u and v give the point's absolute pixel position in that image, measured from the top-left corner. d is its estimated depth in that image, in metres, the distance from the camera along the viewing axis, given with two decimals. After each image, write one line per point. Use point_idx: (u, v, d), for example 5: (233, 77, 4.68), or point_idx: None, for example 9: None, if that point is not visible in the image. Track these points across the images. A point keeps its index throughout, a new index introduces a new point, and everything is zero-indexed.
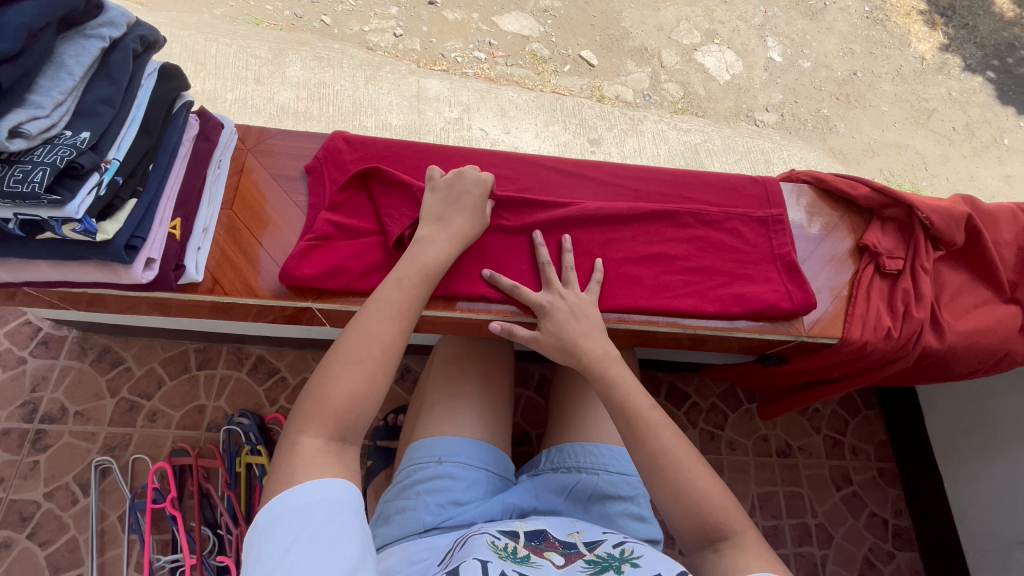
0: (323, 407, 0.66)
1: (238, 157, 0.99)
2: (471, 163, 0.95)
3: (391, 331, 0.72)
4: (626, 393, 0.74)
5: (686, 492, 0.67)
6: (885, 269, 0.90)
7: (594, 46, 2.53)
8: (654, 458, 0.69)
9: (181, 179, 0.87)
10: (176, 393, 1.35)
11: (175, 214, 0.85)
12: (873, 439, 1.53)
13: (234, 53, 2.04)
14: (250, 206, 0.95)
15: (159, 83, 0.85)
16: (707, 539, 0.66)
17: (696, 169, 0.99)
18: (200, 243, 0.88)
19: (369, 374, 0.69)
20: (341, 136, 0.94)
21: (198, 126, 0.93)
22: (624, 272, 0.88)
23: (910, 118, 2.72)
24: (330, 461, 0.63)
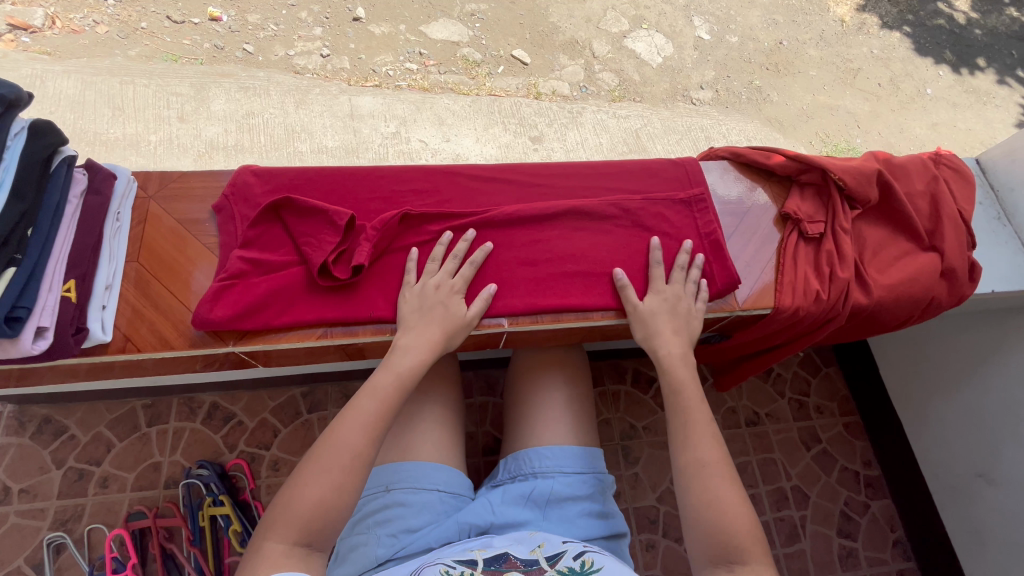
0: (289, 514, 0.64)
1: (140, 206, 0.95)
2: (388, 180, 0.93)
3: (363, 440, 0.70)
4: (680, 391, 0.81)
5: (714, 505, 0.70)
6: (807, 234, 0.93)
7: (525, 45, 2.54)
8: (694, 466, 0.74)
9: (72, 238, 0.83)
10: (128, 454, 1.29)
11: (69, 276, 0.80)
12: (836, 395, 1.57)
13: (153, 93, 1.97)
14: (160, 254, 0.91)
15: (30, 142, 0.81)
16: (724, 560, 0.68)
17: (615, 159, 0.99)
18: (104, 301, 0.84)
19: (338, 483, 0.67)
20: (250, 170, 0.92)
21: (86, 179, 0.88)
22: (553, 271, 0.88)
23: (838, 80, 2.81)
24: (291, 569, 0.61)
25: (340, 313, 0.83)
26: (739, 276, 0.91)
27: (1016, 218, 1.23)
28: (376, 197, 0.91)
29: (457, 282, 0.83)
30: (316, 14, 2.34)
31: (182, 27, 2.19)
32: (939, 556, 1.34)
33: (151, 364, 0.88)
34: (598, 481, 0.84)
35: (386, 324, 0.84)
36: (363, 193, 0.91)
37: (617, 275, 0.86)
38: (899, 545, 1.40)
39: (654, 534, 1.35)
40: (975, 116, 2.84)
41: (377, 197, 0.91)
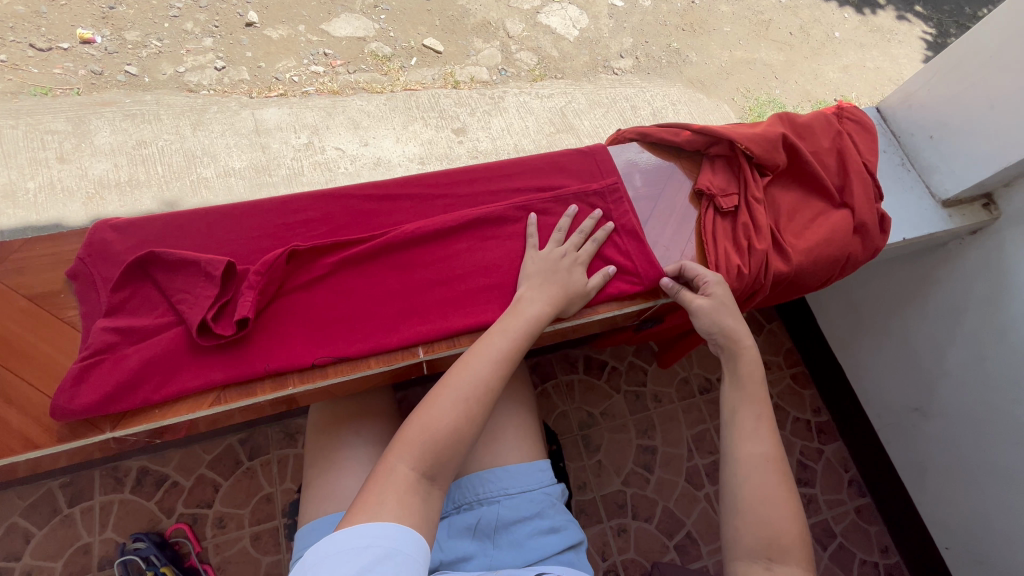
0: (422, 439, 0.64)
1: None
2: (273, 213, 0.85)
3: (494, 374, 0.70)
4: (751, 368, 0.82)
5: (768, 505, 0.70)
6: (723, 209, 0.91)
7: (436, 32, 2.43)
8: (757, 458, 0.74)
9: None
10: (51, 541, 1.18)
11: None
12: (781, 349, 1.61)
13: (24, 134, 1.77)
14: (12, 339, 0.81)
15: None
16: (765, 556, 0.68)
17: (518, 156, 0.94)
18: None
19: (470, 413, 0.67)
20: (109, 224, 0.82)
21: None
22: (466, 288, 0.83)
23: (751, 33, 2.85)
24: (411, 498, 0.61)
25: (230, 372, 0.75)
26: (660, 267, 0.89)
27: (918, 161, 1.27)
28: (261, 234, 0.83)
29: (582, 254, 0.84)
30: (202, 24, 2.15)
31: (50, 54, 1.97)
32: (890, 489, 1.40)
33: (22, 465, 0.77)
34: (547, 495, 0.82)
35: (286, 378, 0.76)
36: (247, 233, 0.83)
37: (667, 285, 0.85)
38: (854, 484, 1.45)
39: (623, 518, 1.35)
40: (881, 53, 2.93)
41: (263, 235, 0.83)
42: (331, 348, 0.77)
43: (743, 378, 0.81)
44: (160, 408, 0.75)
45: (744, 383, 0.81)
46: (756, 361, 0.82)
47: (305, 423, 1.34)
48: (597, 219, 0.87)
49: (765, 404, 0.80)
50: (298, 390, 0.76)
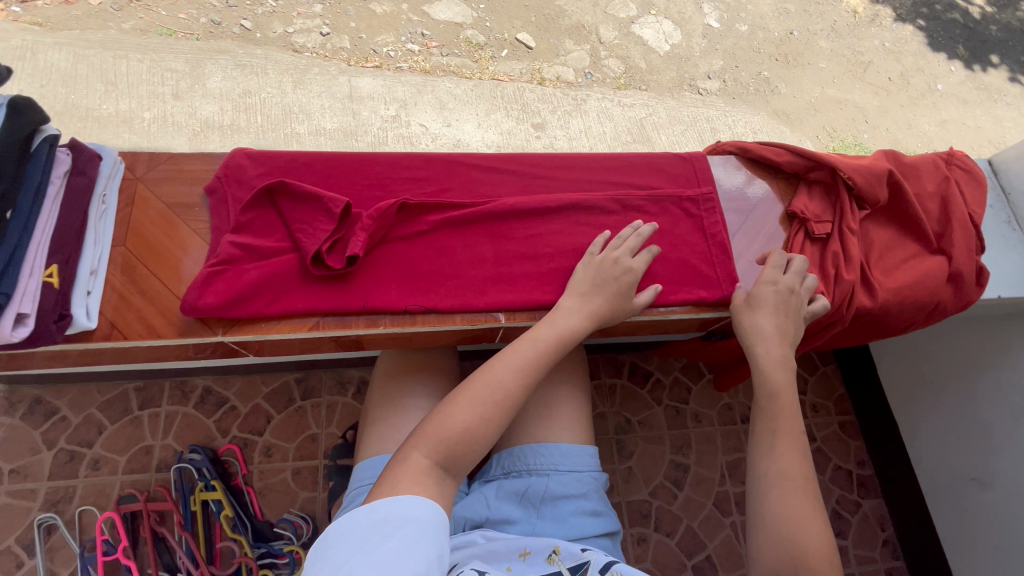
0: (481, 393, 0.72)
1: (128, 188, 0.93)
2: (385, 167, 0.91)
3: (512, 379, 0.73)
4: (774, 392, 0.80)
5: (792, 520, 0.68)
6: (814, 235, 0.91)
7: (530, 28, 2.48)
8: (779, 473, 0.73)
9: (55, 221, 0.80)
10: (119, 437, 1.28)
11: (52, 260, 0.78)
12: (832, 394, 1.56)
13: (147, 69, 1.92)
14: (148, 239, 0.89)
15: (11, 118, 0.78)
16: (791, 574, 0.65)
17: (619, 151, 0.97)
18: (89, 287, 0.82)
19: (485, 415, 0.70)
20: (242, 152, 0.90)
21: (69, 160, 0.85)
22: (553, 266, 0.86)
23: (847, 73, 2.76)
24: (461, 442, 0.68)
25: (332, 303, 0.81)
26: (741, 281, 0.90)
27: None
28: (375, 185, 0.90)
29: (633, 260, 0.83)
30: None
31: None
32: (928, 557, 1.34)
33: (140, 351, 0.85)
34: (593, 479, 0.83)
35: (379, 317, 0.82)
36: (362, 181, 0.90)
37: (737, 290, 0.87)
38: (888, 544, 1.40)
39: (645, 528, 1.35)
40: (984, 113, 2.79)
41: (377, 185, 0.90)
42: (424, 298, 0.82)
43: (767, 405, 0.80)
44: (264, 323, 0.81)
45: (769, 403, 0.80)
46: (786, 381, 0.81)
47: (357, 375, 1.41)
48: (639, 226, 0.86)
49: (792, 423, 0.78)
50: (388, 331, 0.81)
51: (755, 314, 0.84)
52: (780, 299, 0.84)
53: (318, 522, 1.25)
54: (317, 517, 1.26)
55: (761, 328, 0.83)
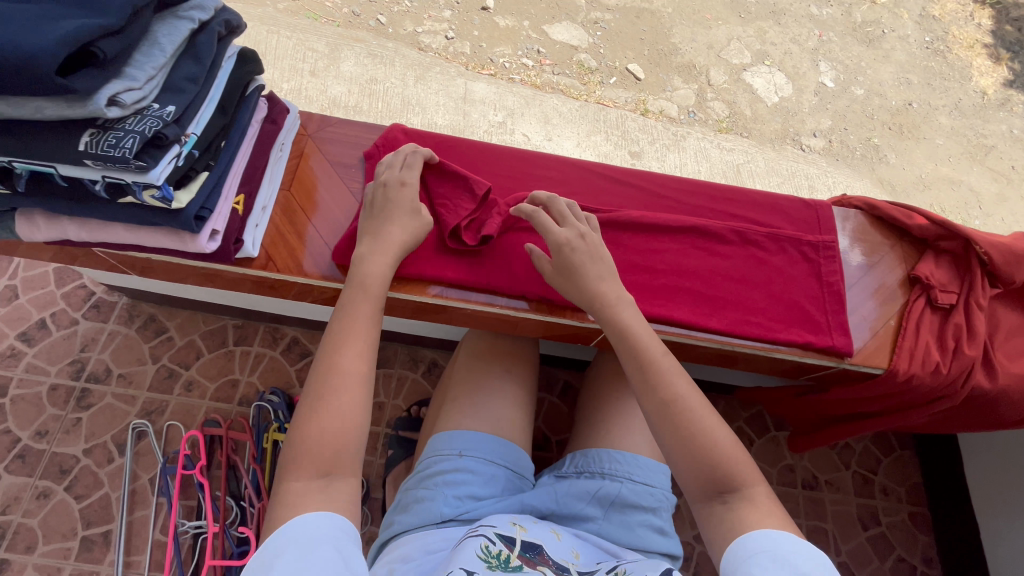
0: (332, 341, 0.73)
1: (299, 141, 1.00)
2: (523, 164, 0.99)
3: (359, 356, 0.72)
4: (637, 343, 0.76)
5: (704, 449, 0.69)
6: (936, 302, 0.89)
7: (642, 60, 2.53)
8: (665, 412, 0.71)
9: (247, 159, 0.85)
10: (213, 366, 1.40)
11: (239, 191, 0.83)
12: (906, 480, 1.46)
13: (293, 46, 2.12)
14: (309, 188, 0.95)
15: (238, 67, 0.79)
16: (715, 491, 0.68)
17: (745, 188, 1.00)
18: (258, 220, 0.87)
19: (340, 403, 0.69)
20: (400, 128, 1.00)
21: (266, 108, 0.91)
22: (664, 282, 0.89)
23: (965, 154, 2.63)
24: (332, 396, 0.69)
25: (459, 275, 0.91)
26: (852, 338, 0.89)
27: None
28: (513, 178, 0.98)
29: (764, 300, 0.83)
30: None
31: None
32: None
33: (281, 287, 0.90)
34: (665, 498, 0.83)
35: (498, 297, 0.91)
36: (501, 173, 0.98)
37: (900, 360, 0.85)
38: None
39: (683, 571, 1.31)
40: None
41: (514, 179, 0.98)
42: (541, 288, 0.91)
43: (628, 361, 0.76)
44: (398, 280, 0.90)
45: (627, 353, 0.76)
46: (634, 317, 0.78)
47: (429, 355, 1.46)
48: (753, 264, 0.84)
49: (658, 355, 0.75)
50: (505, 310, 0.90)
51: (583, 263, 0.82)
52: (592, 247, 0.84)
53: (370, 486, 1.30)
54: (370, 481, 1.31)
55: (599, 276, 0.81)
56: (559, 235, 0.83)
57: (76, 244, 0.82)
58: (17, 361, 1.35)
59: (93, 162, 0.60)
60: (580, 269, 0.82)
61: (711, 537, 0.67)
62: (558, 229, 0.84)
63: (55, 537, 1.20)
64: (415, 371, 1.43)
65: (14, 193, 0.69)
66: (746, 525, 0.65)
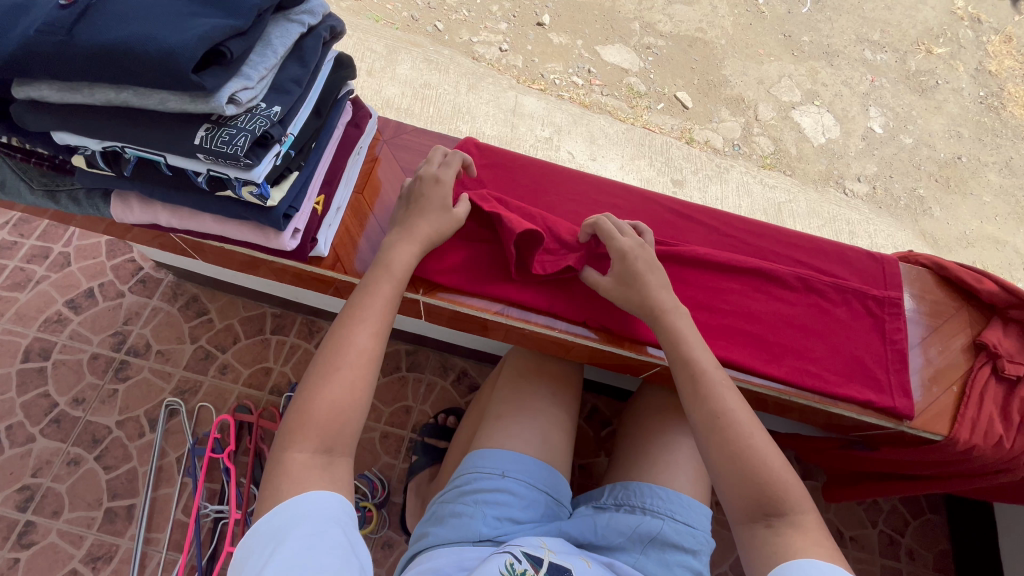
0: (346, 322, 0.75)
1: (374, 145, 1.01)
2: (590, 191, 1.01)
3: (367, 338, 0.74)
4: (688, 350, 0.77)
5: (751, 464, 0.67)
6: (1003, 372, 0.88)
7: (691, 89, 2.53)
8: (712, 422, 0.70)
9: (330, 160, 0.87)
10: (248, 352, 1.41)
11: (320, 191, 0.84)
12: (935, 547, 1.41)
13: (352, 44, 2.17)
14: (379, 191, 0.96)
15: (333, 71, 0.81)
16: (761, 513, 0.65)
17: (811, 234, 0.99)
18: (332, 221, 0.88)
19: (343, 380, 0.71)
20: (473, 142, 1.02)
21: (351, 111, 0.92)
22: (725, 322, 0.89)
23: (1013, 214, 2.57)
24: (336, 372, 0.71)
25: (522, 295, 0.91)
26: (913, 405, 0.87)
27: None
28: (578, 202, 0.99)
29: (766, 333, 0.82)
30: (505, 10, 2.46)
31: None
32: None
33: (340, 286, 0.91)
34: (705, 541, 0.81)
35: (558, 321, 0.91)
36: (568, 197, 1.00)
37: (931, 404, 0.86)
38: None
39: None
40: None
41: (580, 203, 0.99)
42: (603, 316, 0.90)
43: (680, 369, 0.76)
44: (462, 295, 0.92)
45: (680, 358, 0.77)
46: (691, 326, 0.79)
47: (460, 364, 1.45)
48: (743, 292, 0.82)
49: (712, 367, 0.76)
50: (563, 335, 0.90)
51: (643, 269, 0.82)
52: (647, 256, 0.84)
53: (390, 490, 1.29)
54: (390, 485, 1.30)
55: (658, 284, 0.82)
56: (620, 244, 0.84)
57: (155, 227, 0.84)
58: (62, 327, 1.38)
59: (204, 156, 0.62)
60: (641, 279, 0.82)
61: (752, 561, 0.64)
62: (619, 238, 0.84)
63: (81, 505, 1.22)
64: (445, 378, 1.43)
65: (116, 176, 0.71)
66: (792, 552, 0.62)
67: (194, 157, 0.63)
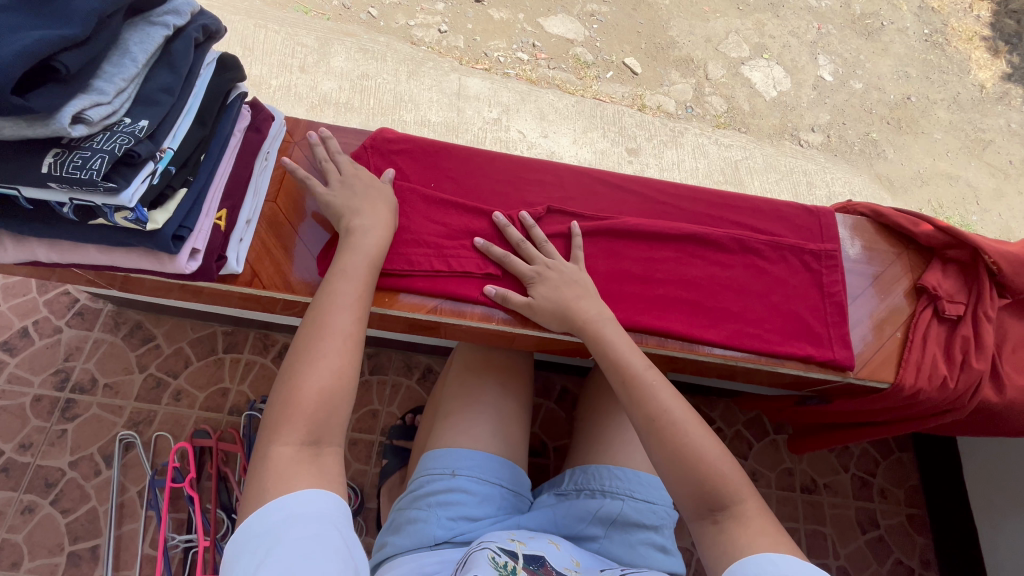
0: (317, 312, 0.74)
1: (285, 148, 0.94)
2: (517, 172, 0.97)
3: (349, 321, 0.74)
4: (618, 355, 0.77)
5: (695, 463, 0.67)
6: (944, 313, 0.89)
7: (639, 54, 2.48)
8: (660, 423, 0.70)
9: (230, 170, 0.82)
10: (201, 375, 1.36)
11: (221, 205, 0.79)
12: (905, 483, 1.44)
13: (281, 40, 2.04)
14: (295, 196, 0.91)
15: (217, 74, 0.77)
16: (707, 509, 0.66)
17: (747, 194, 0.98)
18: (242, 234, 0.83)
19: (332, 371, 0.70)
20: (388, 131, 0.97)
21: (250, 116, 0.88)
22: (661, 292, 0.87)
23: (964, 148, 2.61)
24: (315, 364, 0.69)
25: (453, 288, 0.86)
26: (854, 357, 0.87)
27: None
28: (506, 184, 0.95)
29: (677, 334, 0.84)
30: None
31: None
32: None
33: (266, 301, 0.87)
34: (667, 515, 0.82)
35: (494, 312, 0.87)
36: (494, 179, 0.96)
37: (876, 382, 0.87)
38: None
39: None
40: None
41: (507, 185, 0.95)
42: None
43: (613, 375, 0.76)
44: (389, 296, 0.86)
45: (609, 355, 0.77)
46: (617, 332, 0.79)
47: (424, 361, 1.42)
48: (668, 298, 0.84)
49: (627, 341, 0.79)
50: (500, 326, 0.86)
51: (556, 287, 0.83)
52: (563, 274, 0.84)
53: (365, 497, 1.27)
54: (364, 491, 1.28)
55: (574, 296, 0.82)
56: (528, 269, 0.84)
57: (46, 264, 0.77)
58: None
59: (58, 184, 0.58)
60: (563, 297, 0.82)
61: (707, 558, 0.65)
62: (527, 264, 0.85)
63: (41, 553, 1.17)
64: (410, 377, 1.40)
65: None
66: (739, 548, 0.63)
67: (51, 186, 0.59)
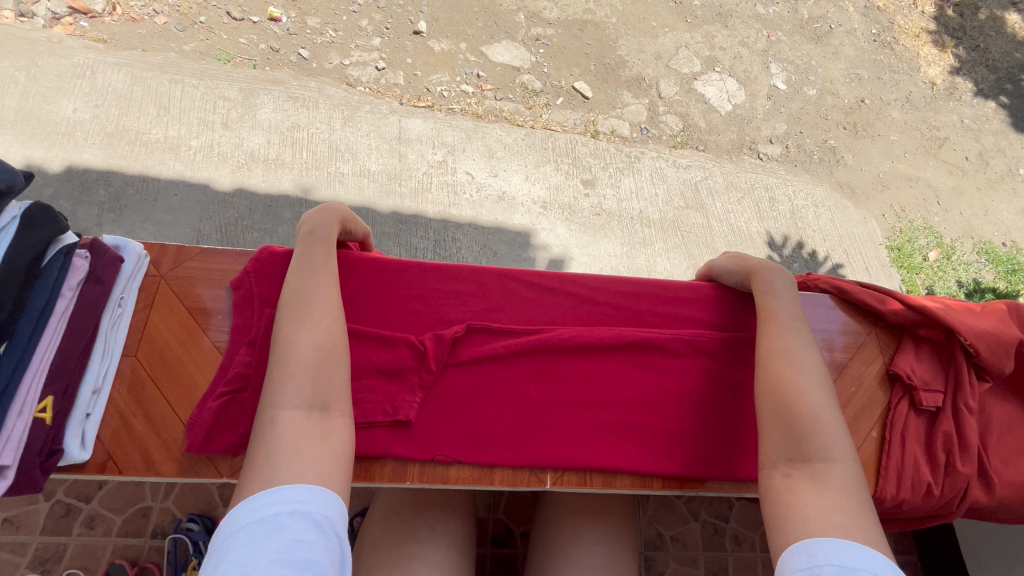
0: (295, 274, 0.82)
1: (150, 285, 0.96)
2: (439, 284, 0.96)
3: (322, 286, 0.81)
4: (767, 300, 0.86)
5: (789, 409, 0.72)
6: (920, 406, 0.89)
7: (588, 77, 2.39)
8: (794, 364, 0.77)
9: (58, 345, 0.82)
10: (119, 495, 1.21)
11: (46, 392, 0.79)
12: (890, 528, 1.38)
13: (200, 95, 1.88)
14: (161, 349, 0.92)
15: (25, 233, 0.78)
16: (785, 458, 0.69)
17: (669, 283, 1.00)
18: (89, 408, 0.85)
19: (322, 327, 0.77)
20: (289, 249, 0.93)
21: (87, 266, 0.87)
22: (608, 416, 0.90)
23: (921, 148, 2.59)
24: (308, 320, 0.77)
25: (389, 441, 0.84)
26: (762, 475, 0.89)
27: None
28: (429, 302, 0.94)
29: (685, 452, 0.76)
30: (376, 24, 2.23)
31: (241, 24, 2.08)
32: None
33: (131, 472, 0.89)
34: None
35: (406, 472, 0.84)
36: (415, 295, 0.94)
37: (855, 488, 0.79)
38: None
39: None
40: None
41: (431, 302, 0.94)
42: (487, 440, 0.87)
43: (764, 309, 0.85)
44: None
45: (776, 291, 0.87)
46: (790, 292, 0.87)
47: None
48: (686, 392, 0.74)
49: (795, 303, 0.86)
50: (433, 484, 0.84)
51: None
52: None
53: None
54: None
55: None
56: None
57: None
58: None
59: None
60: None
61: (765, 511, 0.68)
62: None
63: None
64: None
65: None
66: (797, 511, 0.65)
67: None
